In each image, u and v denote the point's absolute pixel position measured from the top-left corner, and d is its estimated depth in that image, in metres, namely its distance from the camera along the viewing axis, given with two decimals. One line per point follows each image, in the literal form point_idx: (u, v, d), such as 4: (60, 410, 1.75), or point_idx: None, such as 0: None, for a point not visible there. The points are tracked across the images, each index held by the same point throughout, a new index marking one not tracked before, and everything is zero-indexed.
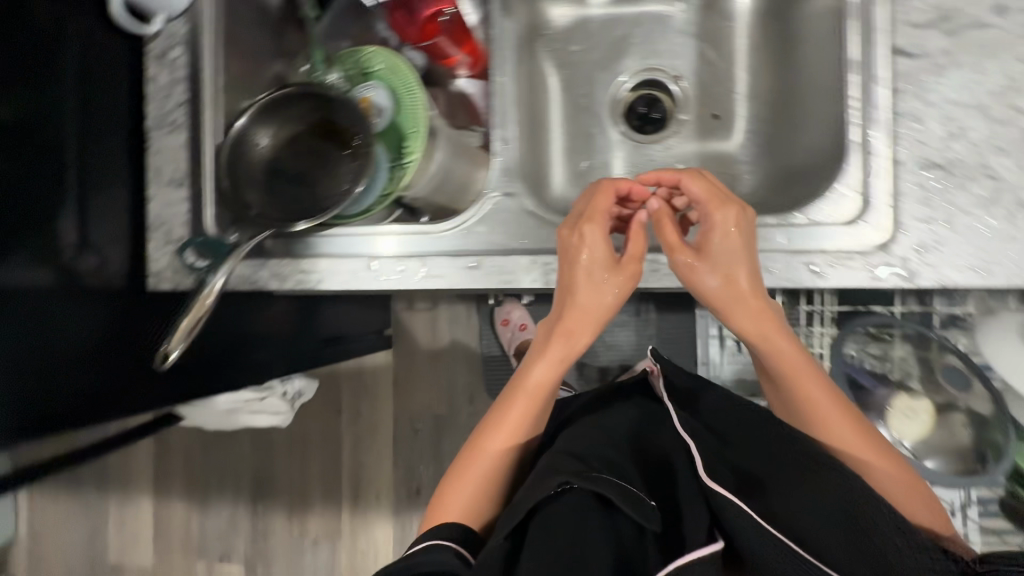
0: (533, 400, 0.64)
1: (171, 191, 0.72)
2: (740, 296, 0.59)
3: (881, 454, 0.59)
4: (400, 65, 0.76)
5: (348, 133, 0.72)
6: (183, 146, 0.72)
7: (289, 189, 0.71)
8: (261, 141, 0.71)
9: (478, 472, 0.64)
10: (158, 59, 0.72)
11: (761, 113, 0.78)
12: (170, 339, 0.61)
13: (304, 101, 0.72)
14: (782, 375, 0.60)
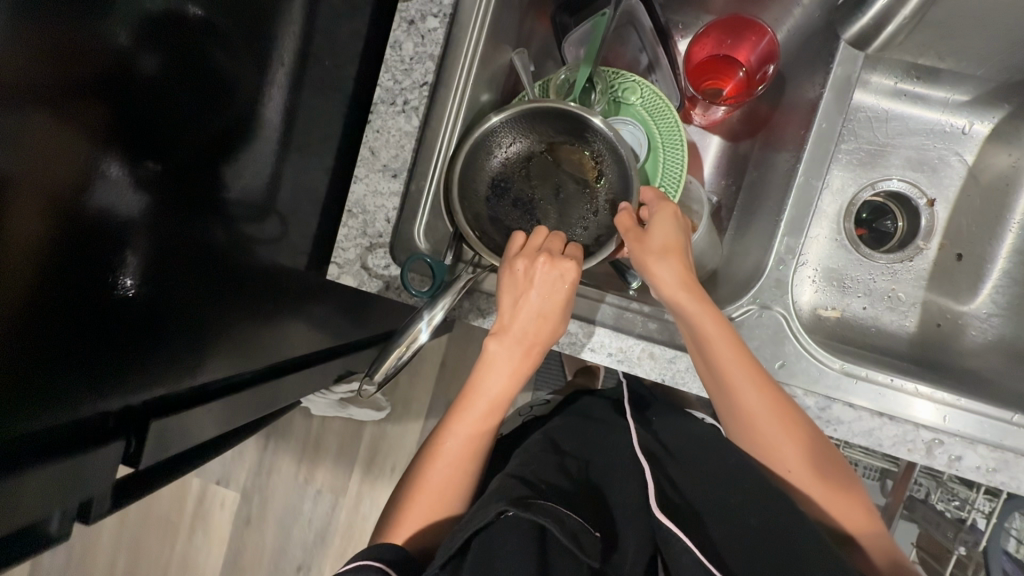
0: (485, 418, 0.58)
1: (382, 179, 0.63)
2: (682, 281, 0.56)
3: (830, 478, 0.58)
4: (664, 111, 0.67)
5: (594, 172, 0.62)
6: (411, 133, 0.62)
7: (513, 215, 0.63)
8: (498, 154, 0.63)
9: (436, 478, 0.58)
10: (409, 24, 0.62)
11: (1014, 274, 0.71)
12: (376, 366, 0.56)
13: (558, 119, 0.61)
14: (758, 433, 0.57)
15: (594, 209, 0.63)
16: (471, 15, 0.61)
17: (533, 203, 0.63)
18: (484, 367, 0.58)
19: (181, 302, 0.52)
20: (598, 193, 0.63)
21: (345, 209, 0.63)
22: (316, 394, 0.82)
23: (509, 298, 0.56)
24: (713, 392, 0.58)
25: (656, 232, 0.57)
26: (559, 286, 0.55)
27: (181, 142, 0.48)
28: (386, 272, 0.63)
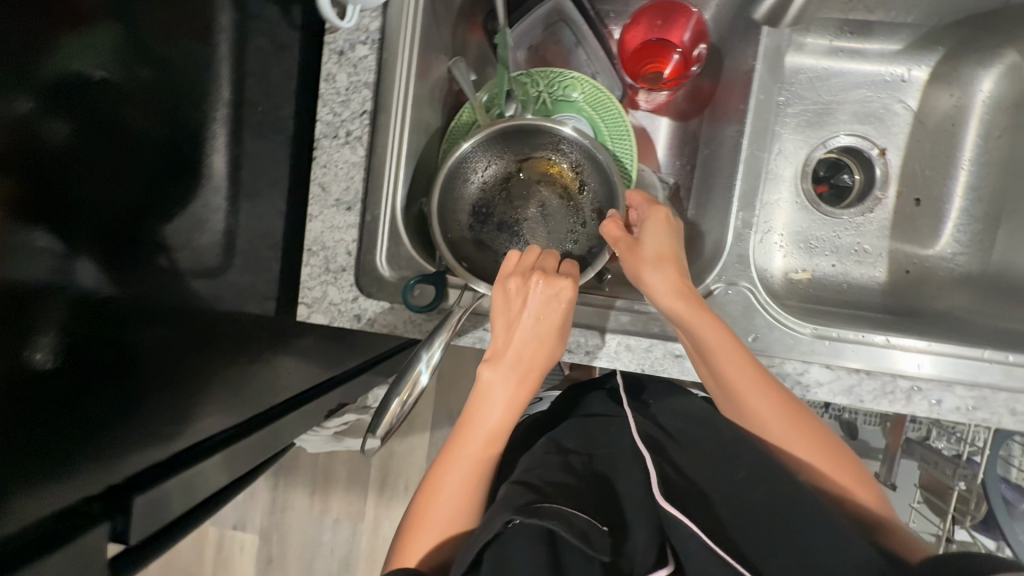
0: (486, 444, 0.57)
1: (338, 214, 0.63)
2: (676, 287, 0.55)
3: (831, 453, 0.59)
4: (607, 103, 0.67)
5: (575, 184, 0.64)
6: (359, 164, 0.62)
7: (500, 238, 0.64)
8: (475, 178, 0.64)
9: (443, 507, 0.57)
10: (339, 55, 0.61)
11: (973, 212, 0.73)
12: (376, 420, 0.54)
13: (527, 135, 0.63)
14: (759, 417, 0.58)
15: (582, 221, 0.64)
16: (399, 38, 0.60)
17: (520, 226, 0.64)
18: (482, 394, 0.57)
19: (150, 370, 0.51)
20: (583, 204, 0.64)
21: (303, 248, 0.64)
22: (308, 433, 0.81)
23: (502, 321, 0.56)
24: (716, 387, 0.58)
25: (648, 240, 0.57)
26: (554, 306, 0.54)
27: (106, 214, 0.44)
28: (354, 304, 0.63)
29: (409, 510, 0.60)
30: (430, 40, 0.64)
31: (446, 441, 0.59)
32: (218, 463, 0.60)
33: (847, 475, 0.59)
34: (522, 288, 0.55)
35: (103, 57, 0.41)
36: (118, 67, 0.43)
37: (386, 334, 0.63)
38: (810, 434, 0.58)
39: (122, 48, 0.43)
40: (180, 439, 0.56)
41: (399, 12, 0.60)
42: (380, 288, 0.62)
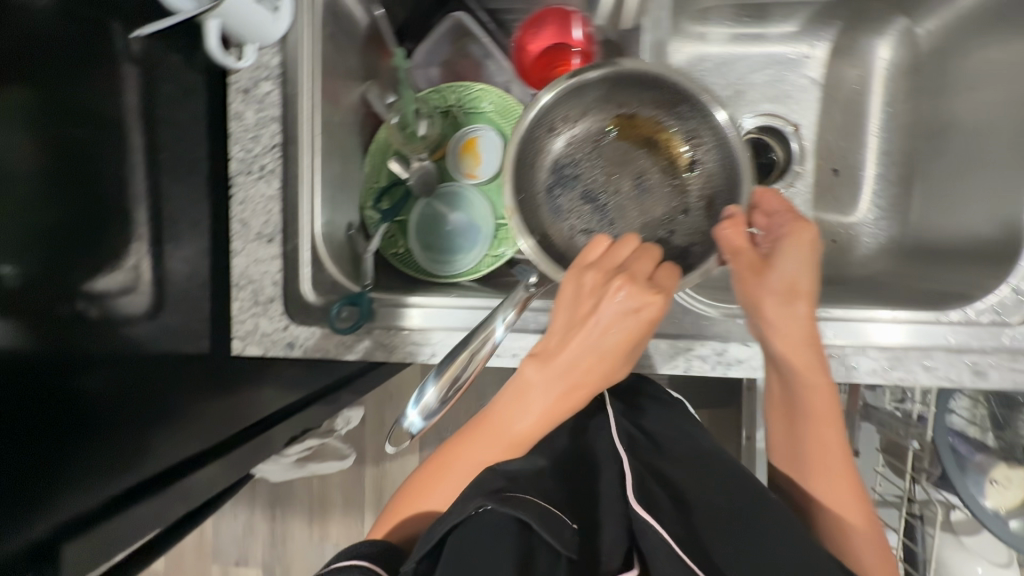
0: (503, 453, 0.51)
1: (260, 247, 0.64)
2: (799, 319, 0.51)
3: (851, 493, 0.53)
4: (514, 110, 0.69)
5: (686, 161, 0.63)
6: (275, 196, 0.63)
7: (581, 211, 0.65)
8: (563, 133, 0.63)
9: (439, 493, 0.53)
10: (245, 93, 0.63)
11: (890, 176, 0.74)
12: (425, 393, 0.48)
13: (639, 92, 0.60)
14: (806, 418, 0.54)
15: (684, 205, 0.64)
16: (300, 71, 0.62)
17: (601, 195, 0.65)
18: (511, 403, 0.49)
19: (102, 413, 0.50)
20: (690, 186, 0.63)
21: (233, 283, 0.65)
22: (267, 462, 0.81)
23: (564, 318, 0.49)
24: (793, 386, 0.54)
25: (783, 265, 0.52)
26: (633, 324, 0.48)
27: (23, 273, 0.43)
28: (286, 332, 0.64)
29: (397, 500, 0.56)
30: (333, 69, 0.66)
31: (462, 428, 0.54)
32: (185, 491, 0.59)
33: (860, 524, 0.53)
34: (588, 285, 0.48)
35: (10, 116, 0.41)
36: (27, 124, 0.42)
37: (319, 358, 0.65)
38: (841, 458, 0.54)
39: (29, 107, 0.42)
40: (143, 471, 0.55)
41: (297, 45, 0.62)
42: (307, 315, 0.64)
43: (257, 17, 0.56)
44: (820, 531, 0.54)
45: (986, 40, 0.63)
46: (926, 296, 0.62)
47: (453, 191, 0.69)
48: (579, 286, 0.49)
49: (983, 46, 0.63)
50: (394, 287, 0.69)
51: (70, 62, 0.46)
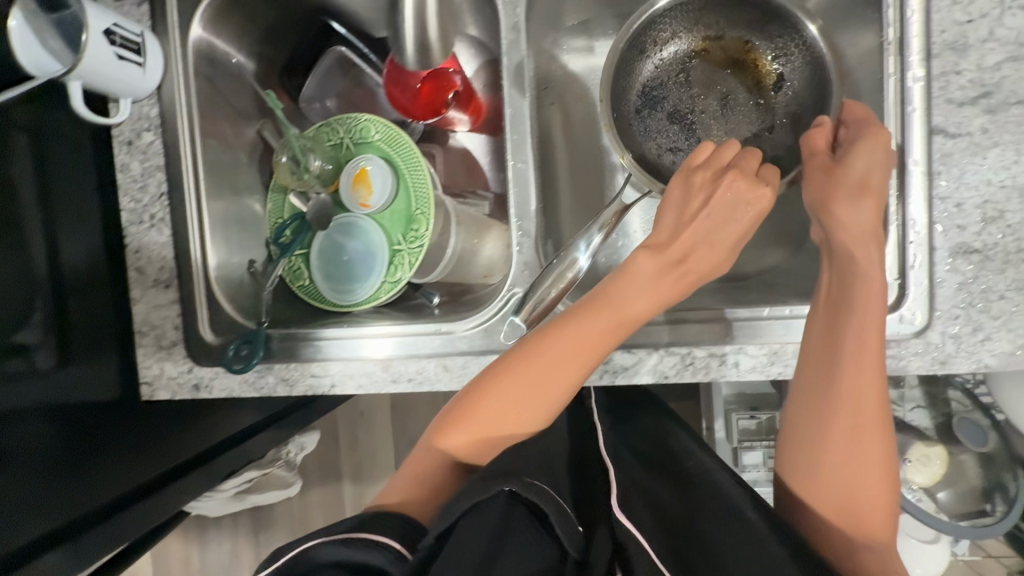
0: (607, 332, 0.52)
1: (158, 293, 0.66)
2: (873, 260, 0.50)
3: (875, 484, 0.48)
4: (400, 138, 0.70)
5: (773, 78, 0.66)
6: (167, 243, 0.65)
7: (670, 129, 0.68)
8: (655, 55, 0.67)
9: (495, 402, 0.53)
10: (128, 145, 0.65)
11: None
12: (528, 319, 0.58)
13: (751, 11, 0.63)
14: (839, 395, 0.48)
15: (768, 117, 0.66)
16: (178, 120, 0.64)
17: (692, 114, 0.68)
18: (594, 312, 0.52)
19: (43, 449, 0.55)
20: (774, 105, 0.66)
21: (134, 330, 0.66)
22: (201, 498, 0.83)
23: (673, 209, 0.53)
24: (839, 342, 0.49)
25: (854, 162, 0.52)
26: (733, 194, 0.51)
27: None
28: (190, 374, 0.66)
29: (439, 422, 0.57)
30: (216, 114, 0.67)
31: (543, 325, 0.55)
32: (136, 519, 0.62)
33: (876, 516, 0.48)
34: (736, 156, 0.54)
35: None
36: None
37: (226, 397, 0.66)
38: (870, 448, 0.48)
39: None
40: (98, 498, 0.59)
41: (173, 94, 0.63)
42: (208, 356, 0.65)
43: (126, 74, 0.58)
44: (828, 524, 0.48)
45: (837, 36, 0.62)
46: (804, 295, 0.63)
47: (348, 221, 0.70)
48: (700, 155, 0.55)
49: (839, 41, 0.63)
50: (301, 318, 0.72)
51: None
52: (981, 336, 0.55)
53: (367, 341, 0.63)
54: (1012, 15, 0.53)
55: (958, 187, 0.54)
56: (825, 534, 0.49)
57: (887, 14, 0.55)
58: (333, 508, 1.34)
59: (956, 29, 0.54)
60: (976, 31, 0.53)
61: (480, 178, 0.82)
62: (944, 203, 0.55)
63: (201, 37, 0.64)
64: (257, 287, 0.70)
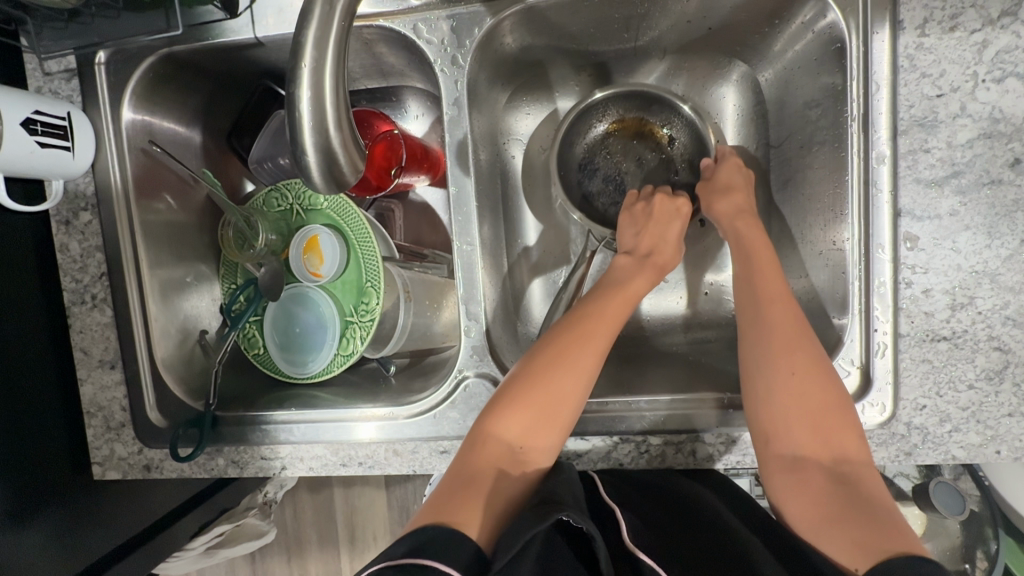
0: (618, 308, 0.57)
1: (104, 373, 0.64)
2: (772, 274, 0.56)
3: (838, 426, 0.50)
4: (349, 208, 0.67)
5: (667, 138, 0.68)
6: (110, 323, 0.63)
7: (606, 191, 0.70)
8: (582, 139, 0.68)
9: (525, 387, 0.52)
10: (66, 224, 0.63)
11: None
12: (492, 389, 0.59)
13: (635, 95, 0.65)
14: (785, 349, 0.52)
15: (671, 168, 0.69)
16: (115, 197, 0.62)
17: (622, 176, 0.70)
18: (606, 303, 0.57)
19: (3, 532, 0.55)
20: (674, 155, 0.69)
21: (83, 409, 0.65)
22: (170, 558, 0.83)
23: (630, 227, 0.64)
24: (799, 343, 0.52)
25: (718, 174, 0.63)
26: (667, 204, 0.63)
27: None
28: (140, 455, 0.65)
29: (482, 417, 0.53)
30: (157, 187, 0.65)
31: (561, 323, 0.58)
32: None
33: (854, 460, 0.49)
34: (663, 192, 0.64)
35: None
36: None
37: (178, 476, 0.65)
38: (824, 389, 0.51)
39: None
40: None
41: (107, 172, 0.61)
42: (156, 438, 0.64)
43: (54, 159, 0.56)
44: (824, 503, 0.47)
45: (803, 103, 0.59)
46: None
47: (299, 292, 0.68)
48: (640, 196, 0.66)
49: (804, 104, 0.59)
50: (253, 389, 0.70)
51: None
52: (948, 427, 0.52)
53: (318, 422, 0.62)
54: (986, 89, 0.49)
55: (925, 271, 0.51)
56: (815, 490, 0.48)
57: (851, 87, 0.52)
58: (326, 531, 1.35)
59: (925, 103, 0.50)
60: (946, 106, 0.50)
61: (442, 232, 0.79)
62: (910, 288, 0.52)
63: (134, 113, 0.61)
64: (206, 361, 0.68)
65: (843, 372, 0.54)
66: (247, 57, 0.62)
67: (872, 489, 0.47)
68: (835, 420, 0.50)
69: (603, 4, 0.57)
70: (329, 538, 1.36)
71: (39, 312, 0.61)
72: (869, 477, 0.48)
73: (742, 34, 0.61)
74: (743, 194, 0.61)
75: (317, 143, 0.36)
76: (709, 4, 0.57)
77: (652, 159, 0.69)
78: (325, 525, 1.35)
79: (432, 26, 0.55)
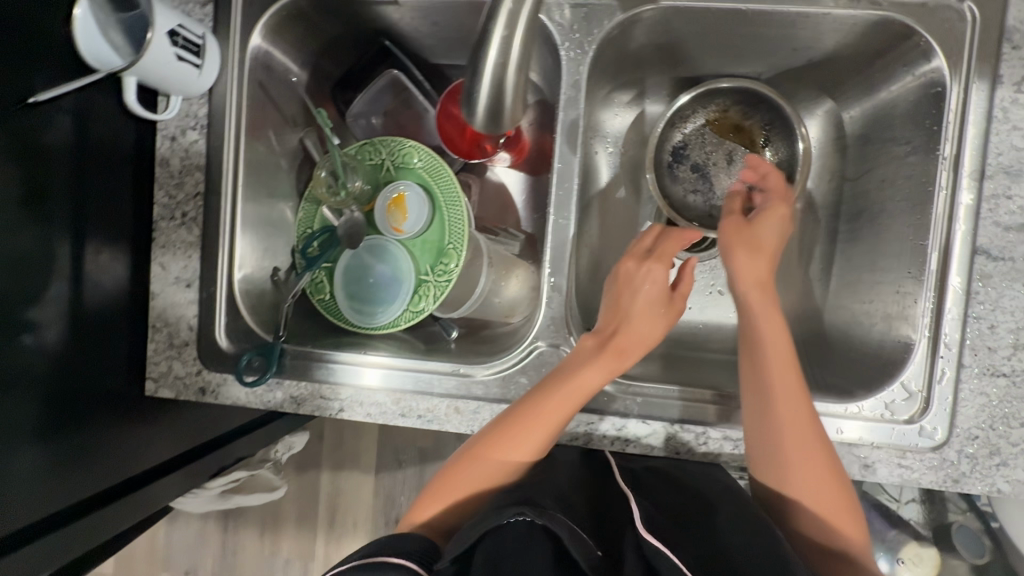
0: (571, 398, 0.55)
1: (178, 291, 0.65)
2: (779, 345, 0.56)
3: (824, 501, 0.54)
4: (442, 171, 0.69)
5: (761, 141, 0.75)
6: (195, 243, 0.65)
7: (690, 178, 0.77)
8: (679, 126, 0.75)
9: (485, 456, 0.56)
10: (172, 140, 0.64)
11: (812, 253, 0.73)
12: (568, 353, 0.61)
13: (741, 94, 0.72)
14: (767, 431, 0.54)
15: (758, 170, 0.75)
16: (226, 122, 0.63)
17: (709, 167, 0.77)
18: (566, 384, 0.56)
19: (24, 445, 0.52)
20: (764, 158, 0.75)
21: (151, 324, 0.66)
22: (187, 495, 0.82)
23: (610, 291, 0.62)
24: (764, 433, 0.55)
25: (760, 227, 0.62)
26: (633, 272, 0.61)
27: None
28: (199, 377, 0.65)
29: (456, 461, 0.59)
30: (263, 120, 0.67)
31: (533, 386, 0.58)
32: (94, 530, 0.57)
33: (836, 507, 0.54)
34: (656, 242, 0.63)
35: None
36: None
37: (232, 404, 0.65)
38: (807, 459, 0.54)
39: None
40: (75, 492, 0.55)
41: (224, 97, 0.63)
42: (219, 362, 0.65)
43: (183, 73, 0.58)
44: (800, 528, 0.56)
45: (890, 139, 0.63)
46: (827, 389, 0.62)
47: (379, 242, 0.70)
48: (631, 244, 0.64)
49: (891, 140, 0.63)
50: (314, 332, 0.71)
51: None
52: (997, 460, 0.55)
53: (384, 368, 0.63)
54: None
55: (995, 309, 0.55)
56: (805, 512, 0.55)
57: (946, 127, 0.56)
58: (306, 510, 1.32)
59: (1014, 153, 0.54)
60: None
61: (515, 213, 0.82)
62: (978, 322, 0.55)
63: (260, 45, 0.64)
64: (277, 297, 0.69)
65: (903, 394, 0.57)
66: (376, 12, 0.65)
67: (844, 527, 0.54)
68: (799, 492, 0.55)
69: (722, 19, 0.61)
70: (310, 516, 1.33)
71: (128, 219, 0.62)
72: (848, 521, 0.54)
73: (840, 69, 0.66)
74: (764, 261, 0.60)
75: (494, 76, 0.38)
76: (818, 36, 0.62)
77: (740, 159, 0.76)
78: (309, 502, 1.32)
79: (564, 11, 0.59)
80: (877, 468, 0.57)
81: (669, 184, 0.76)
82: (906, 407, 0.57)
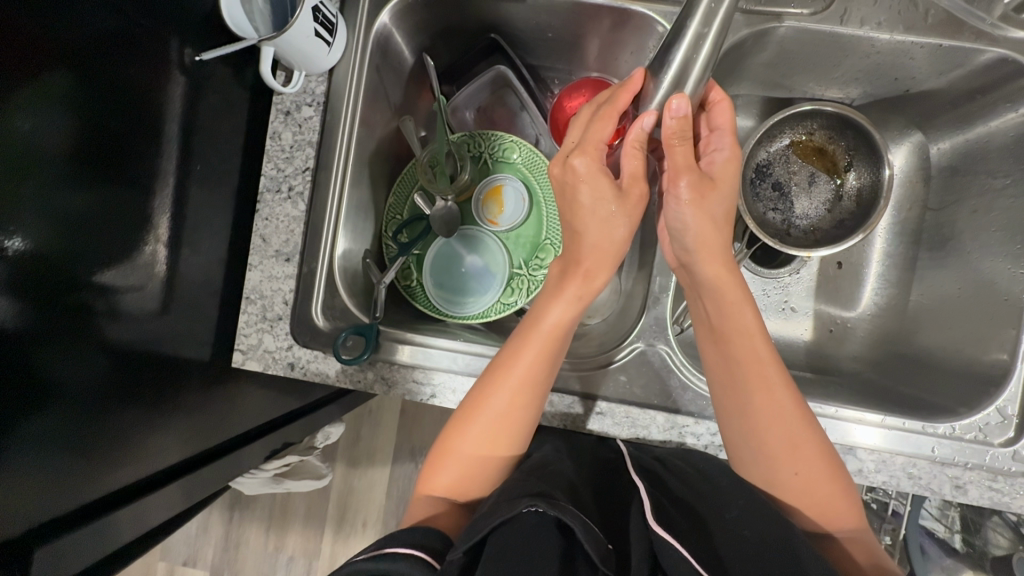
0: (544, 343, 0.54)
1: (276, 264, 0.65)
2: (746, 313, 0.54)
3: (813, 481, 0.52)
4: (542, 167, 0.71)
5: (844, 165, 0.76)
6: (299, 218, 0.65)
7: (770, 195, 0.78)
8: (765, 144, 0.77)
9: (473, 421, 0.54)
10: (285, 114, 0.65)
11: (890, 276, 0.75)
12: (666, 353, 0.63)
13: (830, 118, 0.74)
14: (743, 406, 0.53)
15: (839, 194, 0.76)
16: (343, 101, 0.64)
17: (790, 186, 0.78)
18: (530, 328, 0.54)
19: (100, 396, 0.51)
20: (845, 183, 0.76)
21: (243, 295, 0.65)
22: (242, 477, 0.80)
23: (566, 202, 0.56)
24: (742, 399, 0.53)
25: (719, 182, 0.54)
26: (597, 183, 0.53)
27: (39, 248, 0.44)
28: (288, 353, 0.64)
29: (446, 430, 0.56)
30: (374, 103, 0.68)
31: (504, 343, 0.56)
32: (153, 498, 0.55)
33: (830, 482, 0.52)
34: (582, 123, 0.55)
35: (57, 103, 0.43)
36: (68, 111, 0.44)
37: (320, 382, 0.64)
38: (789, 436, 0.52)
39: (70, 96, 0.44)
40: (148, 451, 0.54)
41: (343, 77, 0.64)
42: (311, 338, 0.64)
43: (317, 50, 0.59)
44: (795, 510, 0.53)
45: (983, 173, 0.66)
46: (918, 408, 0.62)
47: (474, 232, 0.71)
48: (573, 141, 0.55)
49: (985, 173, 0.66)
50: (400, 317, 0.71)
51: (109, 61, 0.47)
52: None
53: (480, 356, 0.63)
54: None
55: None
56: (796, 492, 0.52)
57: None
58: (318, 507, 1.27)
59: None
60: None
61: None
62: None
63: (383, 30, 0.65)
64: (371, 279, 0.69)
65: (999, 417, 0.58)
66: (497, 10, 0.67)
67: (842, 503, 0.52)
68: (786, 470, 0.52)
69: (834, 45, 0.64)
70: (320, 514, 1.28)
71: (232, 185, 0.62)
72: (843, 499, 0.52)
73: (935, 103, 0.68)
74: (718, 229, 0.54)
75: None
76: (921, 68, 0.64)
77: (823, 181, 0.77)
78: (320, 497, 1.27)
79: None
80: (971, 486, 0.58)
81: (753, 198, 0.77)
82: (1002, 430, 0.58)
